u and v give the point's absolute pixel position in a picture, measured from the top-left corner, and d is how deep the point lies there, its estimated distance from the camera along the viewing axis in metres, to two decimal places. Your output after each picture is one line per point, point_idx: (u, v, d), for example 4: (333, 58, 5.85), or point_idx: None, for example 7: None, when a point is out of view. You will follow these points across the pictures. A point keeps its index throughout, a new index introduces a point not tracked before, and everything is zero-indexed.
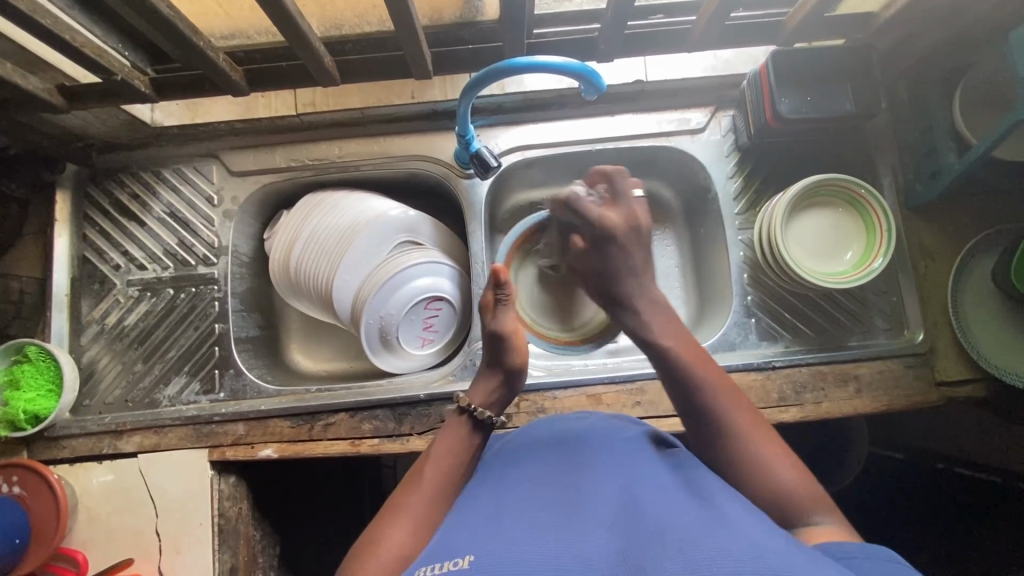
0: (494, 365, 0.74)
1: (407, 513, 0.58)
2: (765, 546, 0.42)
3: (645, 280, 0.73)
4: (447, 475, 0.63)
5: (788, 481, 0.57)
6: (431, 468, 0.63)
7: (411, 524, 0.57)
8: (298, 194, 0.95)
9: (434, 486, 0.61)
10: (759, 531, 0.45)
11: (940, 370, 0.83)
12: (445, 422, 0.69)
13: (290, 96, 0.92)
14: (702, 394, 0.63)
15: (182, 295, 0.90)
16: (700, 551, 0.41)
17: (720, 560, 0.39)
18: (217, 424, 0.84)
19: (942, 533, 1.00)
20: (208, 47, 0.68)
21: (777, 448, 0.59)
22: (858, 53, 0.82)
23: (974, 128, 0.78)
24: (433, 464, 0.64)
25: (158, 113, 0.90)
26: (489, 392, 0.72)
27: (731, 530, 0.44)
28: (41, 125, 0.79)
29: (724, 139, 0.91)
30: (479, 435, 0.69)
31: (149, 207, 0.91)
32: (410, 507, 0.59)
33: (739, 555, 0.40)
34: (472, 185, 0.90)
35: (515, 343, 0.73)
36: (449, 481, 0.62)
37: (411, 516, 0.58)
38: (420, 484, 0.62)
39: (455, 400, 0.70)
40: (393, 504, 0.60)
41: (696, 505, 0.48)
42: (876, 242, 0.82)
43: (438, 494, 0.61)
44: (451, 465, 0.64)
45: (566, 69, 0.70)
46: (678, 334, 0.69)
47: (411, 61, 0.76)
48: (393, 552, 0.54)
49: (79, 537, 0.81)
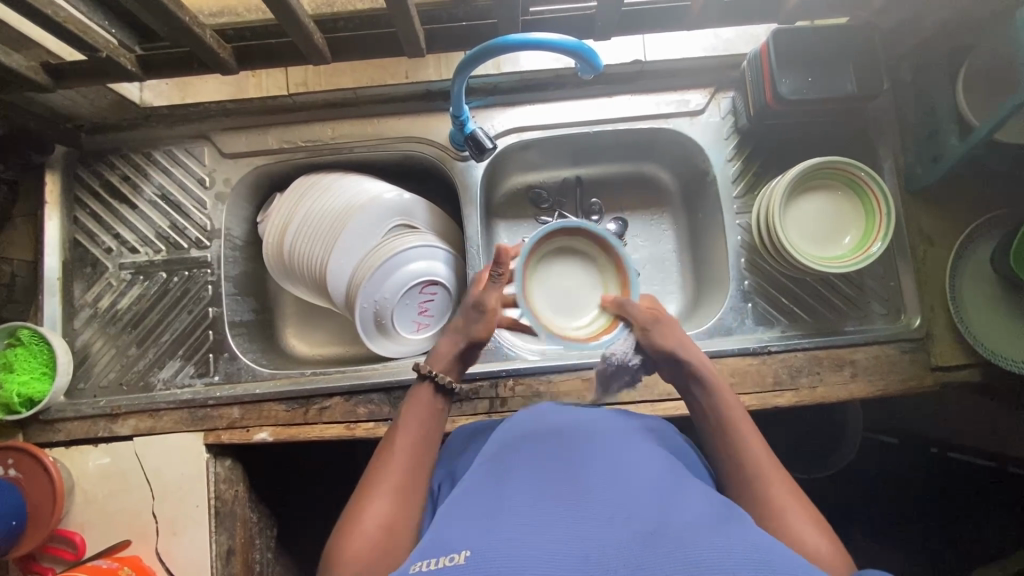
0: (460, 332, 0.72)
1: (388, 483, 0.60)
2: (763, 548, 0.42)
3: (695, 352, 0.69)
4: (419, 443, 0.64)
5: (801, 529, 0.53)
6: (403, 436, 0.64)
7: (392, 495, 0.59)
8: (292, 177, 0.93)
9: (406, 457, 0.62)
10: (755, 531, 0.45)
11: (936, 355, 0.83)
12: (418, 388, 0.69)
13: (281, 76, 0.90)
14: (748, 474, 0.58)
15: (175, 278, 0.89)
16: (701, 554, 0.40)
17: (720, 565, 0.40)
18: (211, 408, 0.84)
19: (933, 517, 1.00)
20: (195, 24, 0.66)
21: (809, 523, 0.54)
22: (859, 33, 0.80)
23: (979, 110, 0.77)
24: (405, 430, 0.65)
25: (147, 93, 0.88)
26: (447, 361, 0.72)
27: (729, 532, 0.44)
28: (29, 105, 0.77)
29: (724, 121, 0.90)
30: (444, 399, 0.70)
31: (140, 189, 0.90)
32: (389, 476, 0.60)
33: (737, 560, 0.40)
34: (467, 168, 0.89)
35: (487, 318, 0.72)
36: (421, 448, 0.64)
37: (389, 488, 0.59)
38: (395, 453, 0.63)
39: (416, 365, 0.70)
40: (371, 476, 0.61)
41: (692, 506, 0.48)
42: (875, 225, 0.81)
43: (413, 462, 0.62)
44: (421, 432, 0.65)
45: (561, 47, 0.69)
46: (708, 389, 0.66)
47: (404, 40, 0.73)
48: (377, 525, 0.56)
49: (76, 519, 0.81)
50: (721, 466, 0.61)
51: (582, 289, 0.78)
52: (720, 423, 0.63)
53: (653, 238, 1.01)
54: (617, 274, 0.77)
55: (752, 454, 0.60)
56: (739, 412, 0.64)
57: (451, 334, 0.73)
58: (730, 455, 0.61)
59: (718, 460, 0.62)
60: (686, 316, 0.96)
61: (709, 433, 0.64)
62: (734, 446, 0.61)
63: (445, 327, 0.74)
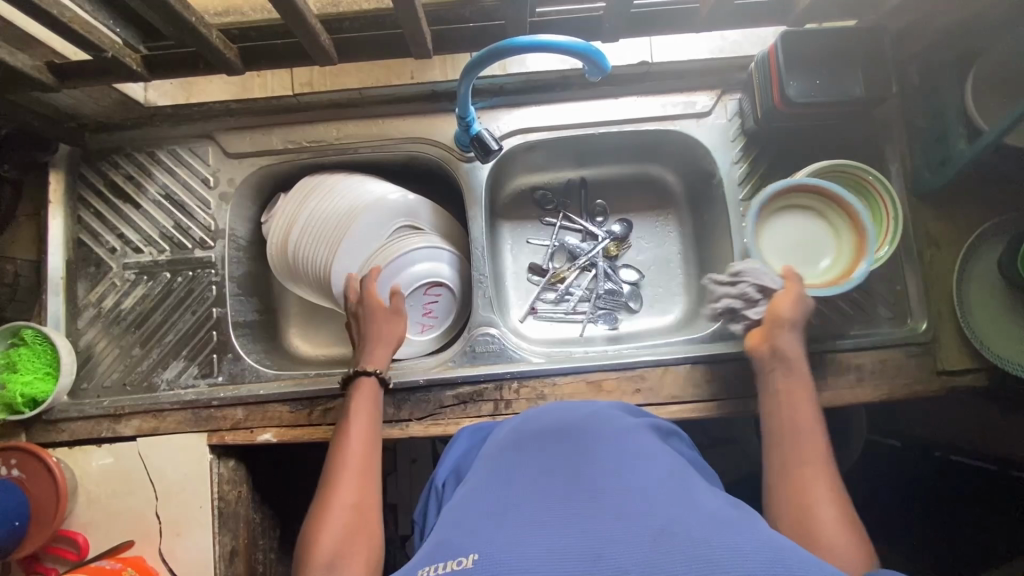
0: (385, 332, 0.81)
1: (345, 486, 0.64)
2: (775, 545, 0.42)
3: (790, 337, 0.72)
4: (369, 433, 0.71)
5: (827, 521, 0.56)
6: (354, 430, 0.71)
7: (351, 488, 0.64)
8: (296, 177, 0.93)
9: (359, 448, 0.69)
10: (766, 529, 0.45)
11: (943, 360, 0.83)
12: (358, 384, 0.76)
13: (286, 75, 0.93)
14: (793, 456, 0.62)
15: (179, 278, 0.89)
16: (713, 554, 0.40)
17: (733, 565, 0.39)
18: (215, 409, 0.84)
19: (937, 522, 1.00)
20: (201, 24, 0.66)
21: (840, 519, 0.56)
22: (869, 35, 0.80)
23: (988, 114, 0.77)
24: (353, 432, 0.71)
25: (152, 92, 0.89)
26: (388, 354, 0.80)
27: (739, 530, 0.43)
28: (34, 104, 0.77)
29: (730, 123, 0.89)
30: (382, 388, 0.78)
31: (144, 189, 0.90)
32: (344, 478, 0.65)
33: (750, 559, 0.39)
34: (472, 169, 0.89)
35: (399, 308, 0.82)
36: (371, 438, 0.71)
37: (348, 479, 0.65)
38: (349, 447, 0.69)
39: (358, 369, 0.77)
40: (326, 484, 0.65)
41: (701, 503, 0.48)
42: (881, 228, 0.81)
43: (366, 450, 0.69)
44: (369, 423, 0.72)
45: (570, 49, 0.68)
46: (780, 374, 0.70)
47: (411, 41, 0.73)
48: (344, 512, 0.62)
49: (79, 519, 0.81)
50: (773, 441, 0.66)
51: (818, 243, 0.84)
52: (782, 416, 0.67)
53: (657, 240, 1.01)
54: (851, 233, 0.81)
55: (802, 451, 0.63)
56: (802, 407, 0.67)
57: (371, 343, 0.80)
58: (784, 447, 0.64)
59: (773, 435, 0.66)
60: (690, 318, 0.96)
61: (770, 408, 0.69)
62: (788, 441, 0.64)
63: (375, 340, 0.80)
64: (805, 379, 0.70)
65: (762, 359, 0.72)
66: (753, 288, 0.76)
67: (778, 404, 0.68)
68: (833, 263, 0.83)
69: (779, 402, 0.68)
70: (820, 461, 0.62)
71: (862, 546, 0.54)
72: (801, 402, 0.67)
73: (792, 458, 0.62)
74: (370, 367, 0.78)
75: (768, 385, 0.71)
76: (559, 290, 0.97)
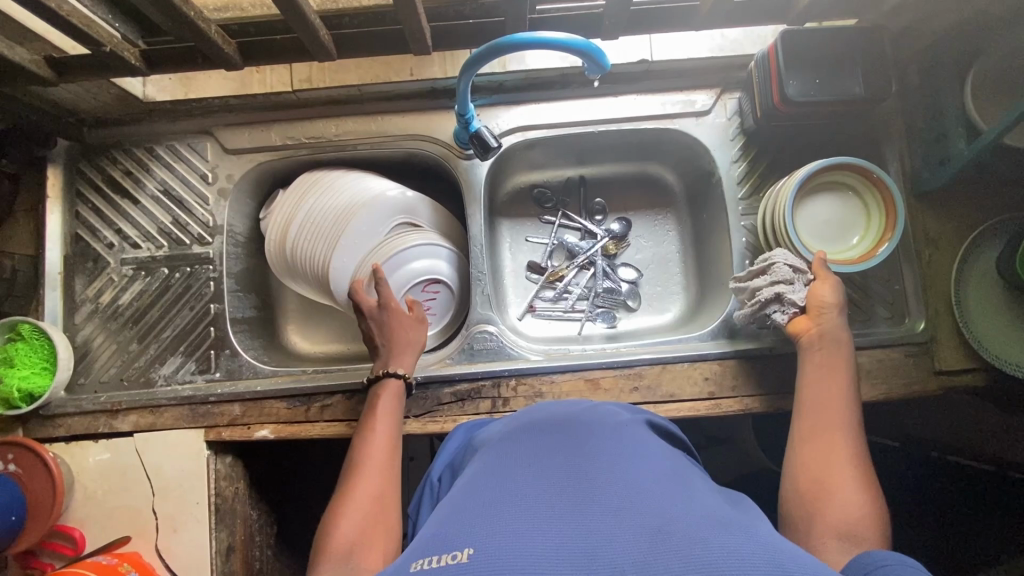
0: (404, 337, 0.79)
1: (366, 482, 0.64)
2: (775, 547, 0.41)
3: (836, 320, 0.72)
4: (394, 427, 0.72)
5: (846, 486, 0.58)
6: (380, 423, 0.72)
7: (375, 479, 0.65)
8: (295, 173, 0.93)
9: (385, 441, 0.70)
10: (762, 529, 0.44)
11: (941, 360, 0.83)
12: (383, 386, 0.76)
13: (285, 71, 0.91)
14: (824, 419, 0.65)
15: (176, 274, 0.88)
16: (710, 554, 0.40)
17: (731, 566, 0.39)
18: (213, 405, 0.83)
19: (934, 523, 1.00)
20: (198, 18, 0.65)
21: (857, 484, 0.58)
22: (868, 35, 0.80)
23: (987, 114, 0.77)
24: (378, 430, 0.71)
25: (151, 87, 0.89)
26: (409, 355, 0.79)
27: (738, 531, 0.43)
28: (32, 98, 0.77)
29: (729, 122, 0.89)
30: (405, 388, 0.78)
31: (142, 185, 0.90)
32: (367, 471, 0.66)
33: (748, 562, 0.39)
34: (471, 167, 0.89)
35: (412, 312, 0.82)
36: (397, 432, 0.72)
37: (372, 470, 0.66)
38: (375, 438, 0.70)
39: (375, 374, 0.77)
40: (350, 475, 0.66)
41: (700, 503, 0.47)
42: (881, 210, 0.81)
43: (392, 443, 0.70)
44: (395, 418, 0.73)
45: (570, 46, 0.68)
46: (826, 354, 0.70)
47: (410, 38, 0.73)
48: (366, 501, 0.62)
49: (76, 514, 0.81)
50: (804, 398, 0.68)
51: (849, 221, 0.84)
52: (816, 390, 0.68)
53: (656, 239, 1.01)
54: (882, 218, 0.81)
55: (831, 424, 0.64)
56: (841, 387, 0.67)
57: (396, 347, 0.79)
58: (812, 417, 0.66)
59: (804, 395, 0.69)
60: (689, 317, 0.95)
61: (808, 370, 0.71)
62: (819, 413, 0.66)
63: (396, 345, 0.79)
64: (847, 357, 0.70)
65: (810, 340, 0.72)
66: (788, 268, 0.75)
67: (811, 379, 0.69)
68: (864, 241, 0.83)
69: (820, 364, 0.70)
70: (850, 437, 0.63)
71: (876, 512, 0.56)
72: (841, 370, 0.69)
73: (821, 429, 0.64)
74: (399, 370, 0.77)
75: (807, 365, 0.71)
76: (558, 289, 0.97)
